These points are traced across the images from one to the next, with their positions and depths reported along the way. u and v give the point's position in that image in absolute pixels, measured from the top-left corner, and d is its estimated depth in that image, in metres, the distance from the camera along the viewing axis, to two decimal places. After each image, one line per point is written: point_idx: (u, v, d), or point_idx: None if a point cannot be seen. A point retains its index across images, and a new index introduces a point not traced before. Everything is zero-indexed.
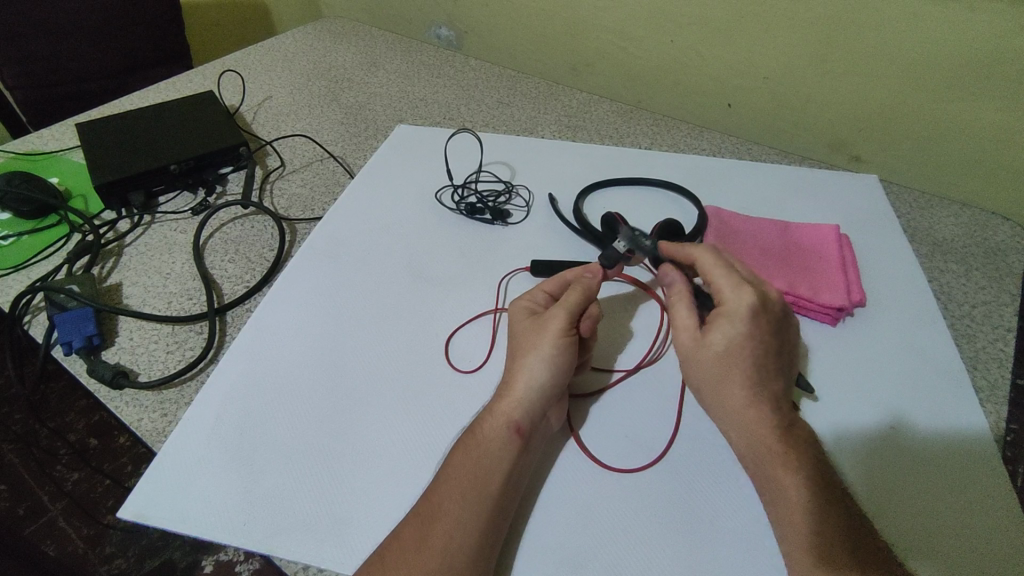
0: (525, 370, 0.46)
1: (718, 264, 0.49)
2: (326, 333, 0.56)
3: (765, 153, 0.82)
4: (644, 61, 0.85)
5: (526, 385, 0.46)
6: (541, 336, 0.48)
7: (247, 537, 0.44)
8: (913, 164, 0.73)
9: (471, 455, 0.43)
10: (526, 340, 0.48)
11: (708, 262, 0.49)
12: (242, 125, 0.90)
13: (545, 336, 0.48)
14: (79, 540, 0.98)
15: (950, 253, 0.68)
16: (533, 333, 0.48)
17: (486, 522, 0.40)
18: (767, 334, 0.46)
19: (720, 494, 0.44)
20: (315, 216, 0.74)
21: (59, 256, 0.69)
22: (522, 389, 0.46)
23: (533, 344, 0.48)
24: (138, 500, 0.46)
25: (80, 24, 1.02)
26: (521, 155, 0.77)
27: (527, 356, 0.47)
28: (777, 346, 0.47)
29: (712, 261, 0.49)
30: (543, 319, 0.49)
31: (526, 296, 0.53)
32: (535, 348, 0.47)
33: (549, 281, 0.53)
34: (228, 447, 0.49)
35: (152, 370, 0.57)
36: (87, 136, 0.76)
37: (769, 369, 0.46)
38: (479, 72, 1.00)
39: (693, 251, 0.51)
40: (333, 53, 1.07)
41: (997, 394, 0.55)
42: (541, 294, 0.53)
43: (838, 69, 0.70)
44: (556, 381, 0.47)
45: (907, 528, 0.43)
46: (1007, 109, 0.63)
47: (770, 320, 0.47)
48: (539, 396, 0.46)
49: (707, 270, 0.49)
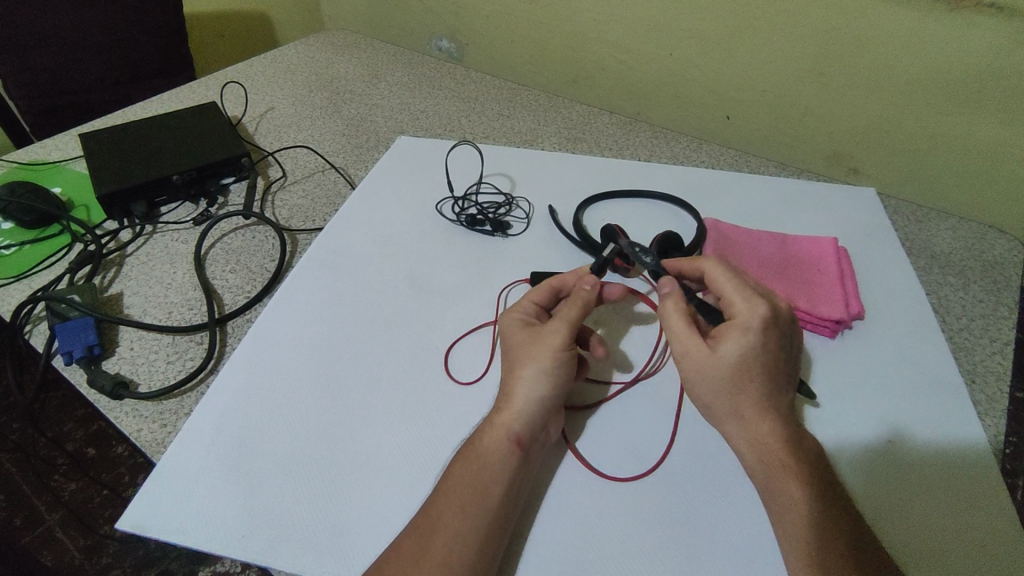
0: (524, 382, 0.46)
1: (728, 278, 0.50)
2: (326, 344, 0.57)
3: (764, 166, 0.82)
4: (643, 74, 0.85)
5: (526, 397, 0.46)
6: (540, 348, 0.48)
7: (245, 550, 0.43)
8: (909, 177, 0.74)
9: (472, 467, 0.43)
10: (523, 352, 0.48)
11: (717, 275, 0.50)
12: (244, 137, 0.90)
13: (545, 349, 0.48)
14: (75, 551, 0.97)
15: (948, 266, 0.69)
16: (531, 345, 0.48)
17: (485, 536, 0.40)
18: (778, 343, 0.47)
19: (721, 507, 0.44)
20: (316, 227, 0.75)
21: (60, 266, 0.69)
22: (523, 402, 0.46)
23: (532, 355, 0.48)
24: (137, 511, 0.46)
25: (85, 36, 1.03)
26: (522, 166, 0.77)
27: (526, 368, 0.47)
28: (786, 359, 0.47)
29: (722, 275, 0.50)
30: (541, 331, 0.49)
31: (516, 307, 0.52)
32: (534, 360, 0.47)
33: (535, 291, 0.53)
34: (228, 459, 0.49)
35: (152, 380, 0.57)
36: (90, 146, 0.76)
37: (779, 380, 0.46)
38: (479, 84, 1.01)
39: (704, 265, 0.52)
40: (336, 65, 1.08)
41: (995, 407, 0.55)
42: (530, 305, 0.53)
43: (837, 83, 0.71)
44: (556, 392, 0.47)
45: (908, 543, 0.43)
46: (1004, 123, 0.64)
47: (780, 330, 0.47)
48: (540, 409, 0.46)
49: (717, 285, 0.50)
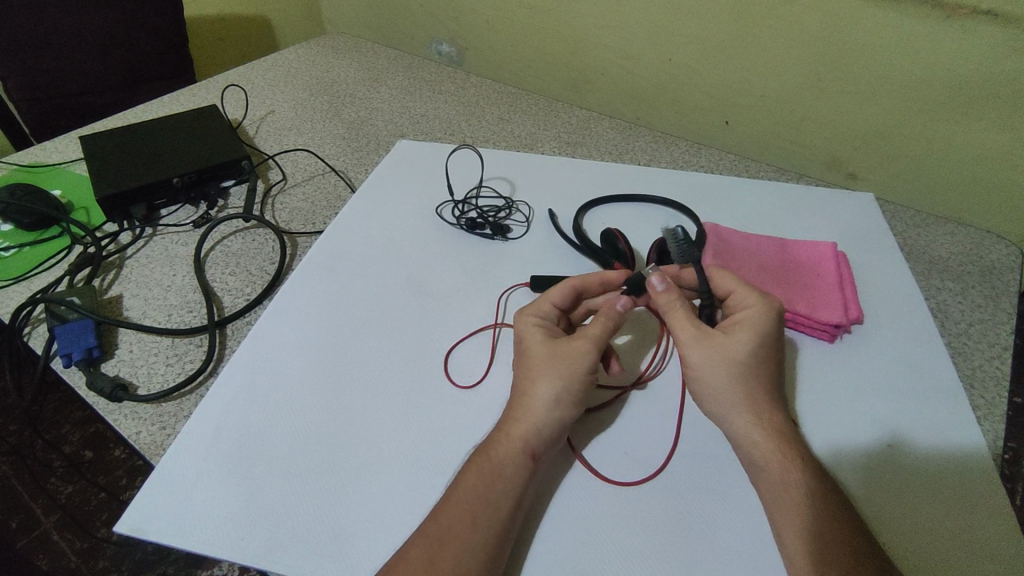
0: (543, 397, 0.46)
1: (736, 281, 0.52)
2: (327, 347, 0.57)
3: (763, 171, 0.83)
4: (643, 79, 0.86)
5: (544, 412, 0.46)
6: (561, 362, 0.48)
7: (244, 553, 0.43)
8: (907, 182, 0.74)
9: (484, 477, 0.43)
10: (544, 363, 0.48)
11: (725, 278, 0.53)
12: (245, 140, 0.90)
13: (569, 368, 0.48)
14: (72, 555, 0.97)
15: (946, 272, 0.69)
16: (554, 360, 0.48)
17: (495, 548, 0.40)
18: (773, 346, 0.49)
19: (720, 512, 0.44)
20: (316, 230, 0.75)
21: (59, 268, 0.69)
22: (540, 416, 0.46)
23: (553, 368, 0.48)
24: (135, 514, 0.46)
25: (84, 39, 1.03)
26: (521, 170, 0.78)
27: (547, 384, 0.47)
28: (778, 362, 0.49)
29: (731, 279, 0.52)
30: (567, 346, 0.49)
31: (537, 311, 0.52)
32: (554, 375, 0.47)
33: (557, 292, 0.53)
34: (228, 462, 0.48)
35: (151, 383, 0.57)
36: (91, 149, 0.76)
37: (773, 380, 0.48)
38: (480, 88, 1.02)
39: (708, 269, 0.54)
40: (336, 69, 1.08)
41: (994, 411, 0.55)
42: (551, 308, 0.53)
43: (835, 89, 0.71)
44: (572, 409, 0.47)
45: (908, 548, 0.43)
46: (1000, 129, 0.64)
47: (777, 334, 0.50)
48: (556, 425, 0.46)
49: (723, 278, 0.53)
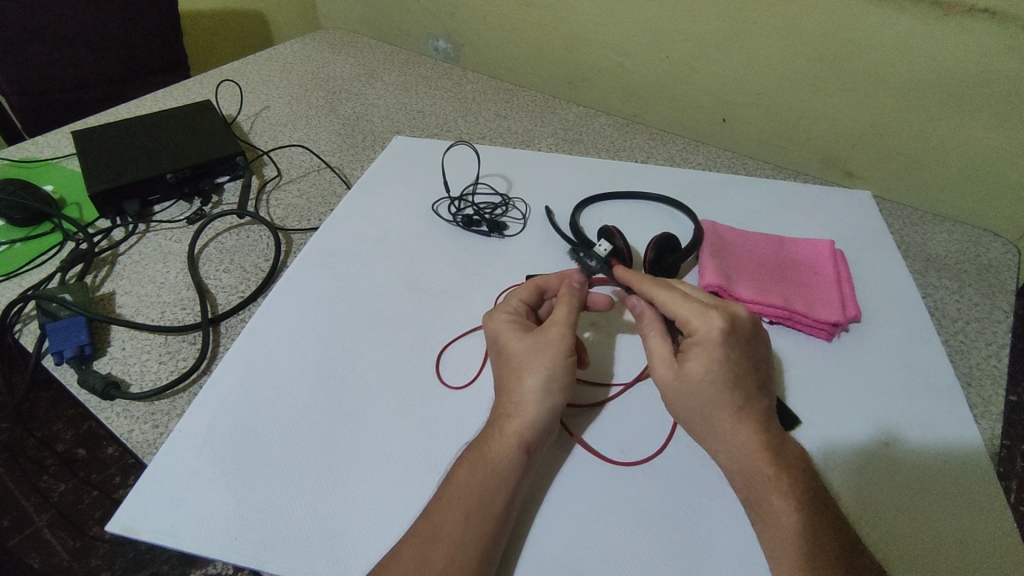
0: (532, 390, 0.46)
1: (673, 295, 0.48)
2: (322, 345, 0.56)
3: (760, 169, 0.83)
4: (641, 75, 0.85)
5: (535, 404, 0.45)
6: (542, 353, 0.47)
7: (238, 553, 0.43)
8: (904, 181, 0.74)
9: (478, 475, 0.43)
10: (526, 359, 0.47)
11: (661, 294, 0.49)
12: (240, 135, 0.90)
13: (550, 354, 0.47)
14: (64, 553, 0.96)
15: (943, 270, 0.69)
16: (534, 350, 0.48)
17: (489, 545, 0.40)
18: (742, 354, 0.46)
19: (717, 512, 0.44)
20: (310, 227, 0.74)
21: (52, 264, 0.69)
22: (532, 409, 0.45)
23: (536, 362, 0.47)
24: (127, 514, 0.45)
25: (78, 32, 1.03)
26: (518, 168, 0.77)
27: (533, 374, 0.47)
28: (753, 370, 0.46)
29: (668, 294, 0.49)
30: (543, 334, 0.48)
31: (505, 309, 0.52)
32: (538, 368, 0.47)
33: (524, 290, 0.53)
34: (219, 461, 0.48)
35: (143, 381, 0.56)
36: (83, 145, 0.75)
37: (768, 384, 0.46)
38: (477, 85, 1.01)
39: (644, 286, 0.50)
40: (332, 64, 1.07)
41: (992, 409, 0.55)
42: (520, 304, 0.52)
43: (833, 87, 0.71)
44: (560, 398, 0.47)
45: (904, 548, 0.43)
46: (999, 127, 0.64)
47: (743, 339, 0.46)
48: (548, 416, 0.46)
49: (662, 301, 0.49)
